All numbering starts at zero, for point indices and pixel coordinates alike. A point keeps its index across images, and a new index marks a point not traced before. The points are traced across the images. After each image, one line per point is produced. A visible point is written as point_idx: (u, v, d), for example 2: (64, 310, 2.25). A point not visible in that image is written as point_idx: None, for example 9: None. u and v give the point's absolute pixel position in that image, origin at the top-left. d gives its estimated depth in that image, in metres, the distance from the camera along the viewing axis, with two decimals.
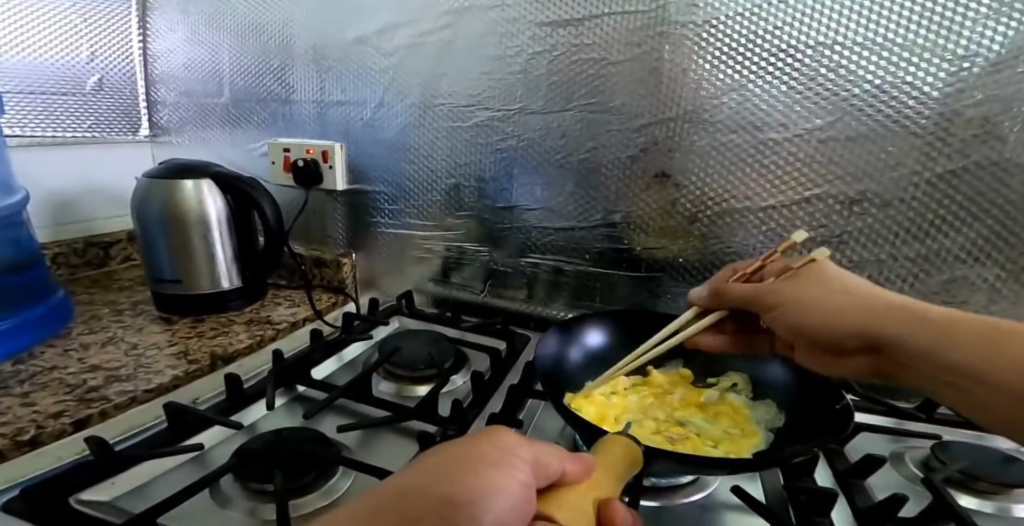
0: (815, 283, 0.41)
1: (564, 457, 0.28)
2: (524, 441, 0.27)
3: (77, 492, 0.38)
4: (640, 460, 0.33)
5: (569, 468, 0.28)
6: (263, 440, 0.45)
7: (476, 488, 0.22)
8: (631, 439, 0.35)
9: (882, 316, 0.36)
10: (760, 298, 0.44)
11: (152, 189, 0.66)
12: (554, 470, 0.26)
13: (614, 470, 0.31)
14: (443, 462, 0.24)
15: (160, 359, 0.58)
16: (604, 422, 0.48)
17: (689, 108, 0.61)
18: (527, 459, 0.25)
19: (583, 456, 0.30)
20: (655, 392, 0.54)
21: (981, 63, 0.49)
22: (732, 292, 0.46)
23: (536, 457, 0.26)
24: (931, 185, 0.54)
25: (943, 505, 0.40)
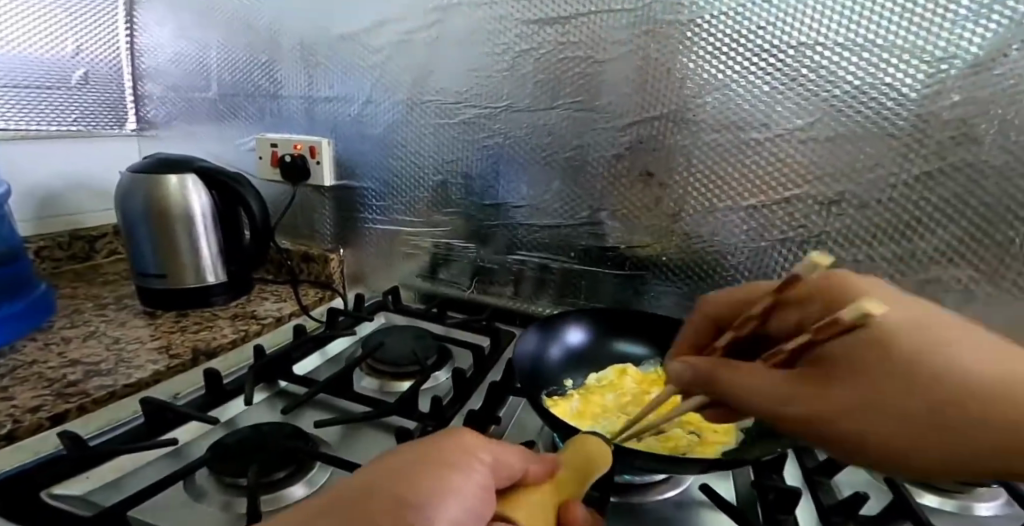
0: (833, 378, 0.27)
1: (526, 458, 0.28)
2: (486, 442, 0.27)
3: (49, 487, 0.38)
4: (607, 459, 0.33)
5: (532, 470, 0.28)
6: (240, 435, 0.45)
7: (434, 492, 0.22)
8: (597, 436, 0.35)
9: (945, 413, 0.23)
10: (800, 411, 0.27)
11: (135, 183, 0.66)
12: (514, 469, 0.27)
13: (580, 471, 0.31)
14: (403, 465, 0.24)
15: (141, 354, 0.58)
16: (575, 419, 0.49)
17: (674, 107, 0.62)
18: (489, 462, 0.26)
19: (548, 458, 0.31)
20: (634, 390, 0.54)
21: (959, 65, 0.49)
22: (747, 394, 0.29)
23: (496, 458, 0.26)
24: (909, 187, 0.54)
25: (902, 504, 0.41)
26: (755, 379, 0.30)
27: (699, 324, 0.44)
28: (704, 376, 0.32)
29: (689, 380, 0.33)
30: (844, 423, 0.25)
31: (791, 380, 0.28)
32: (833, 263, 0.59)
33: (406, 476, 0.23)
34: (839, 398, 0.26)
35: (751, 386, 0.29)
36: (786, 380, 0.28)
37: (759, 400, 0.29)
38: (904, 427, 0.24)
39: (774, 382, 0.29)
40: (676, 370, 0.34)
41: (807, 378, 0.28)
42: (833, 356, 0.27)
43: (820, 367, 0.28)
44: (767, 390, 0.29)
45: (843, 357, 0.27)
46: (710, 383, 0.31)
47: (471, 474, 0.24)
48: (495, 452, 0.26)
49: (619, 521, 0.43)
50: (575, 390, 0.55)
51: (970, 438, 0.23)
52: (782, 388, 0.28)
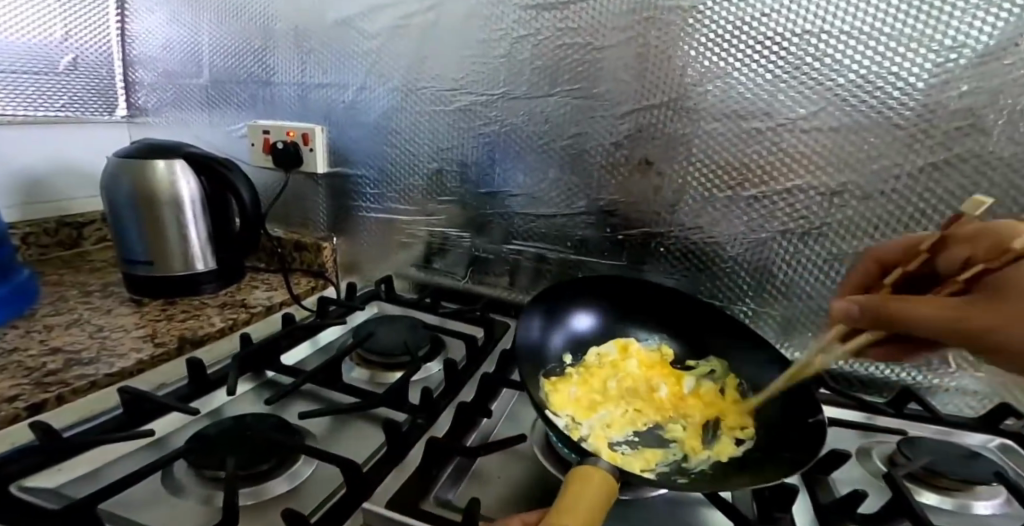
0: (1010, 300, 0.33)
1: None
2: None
3: (20, 479, 0.37)
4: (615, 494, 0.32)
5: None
6: (222, 426, 0.44)
7: None
8: (604, 476, 0.32)
9: None
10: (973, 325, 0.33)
11: (122, 167, 0.64)
12: None
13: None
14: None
15: (125, 342, 0.57)
16: (574, 405, 0.48)
17: (674, 95, 0.60)
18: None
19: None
20: (636, 373, 0.53)
21: (968, 55, 0.48)
22: (917, 319, 0.34)
23: None
24: (913, 178, 0.53)
25: (900, 502, 0.40)
26: (932, 308, 0.34)
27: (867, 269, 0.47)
28: (874, 311, 0.36)
29: (857, 316, 0.37)
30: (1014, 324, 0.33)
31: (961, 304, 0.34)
32: (833, 255, 0.58)
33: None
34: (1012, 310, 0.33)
35: (929, 313, 0.34)
36: (949, 303, 0.34)
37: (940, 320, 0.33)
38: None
39: (958, 304, 0.34)
40: (845, 308, 0.37)
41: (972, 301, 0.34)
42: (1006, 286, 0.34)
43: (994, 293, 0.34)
44: (941, 312, 0.34)
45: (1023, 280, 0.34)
46: (880, 317, 0.35)
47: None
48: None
49: (612, 518, 0.42)
50: (575, 369, 0.54)
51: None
52: (947, 314, 0.33)
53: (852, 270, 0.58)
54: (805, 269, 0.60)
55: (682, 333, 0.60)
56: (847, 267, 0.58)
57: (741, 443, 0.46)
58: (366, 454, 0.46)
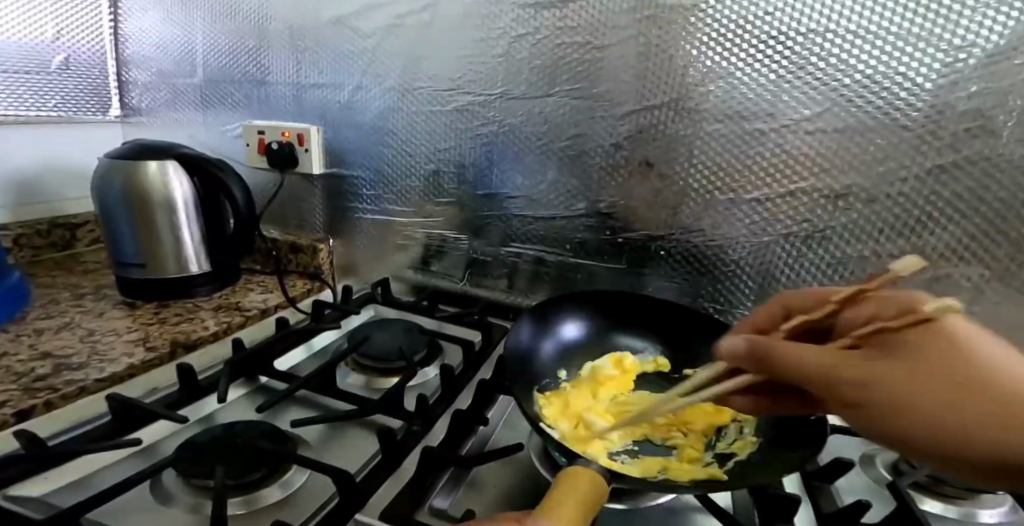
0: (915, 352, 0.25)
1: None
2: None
3: (5, 488, 0.36)
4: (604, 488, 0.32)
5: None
6: (213, 434, 0.43)
7: None
8: (593, 476, 0.32)
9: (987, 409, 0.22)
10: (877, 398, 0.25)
11: (113, 168, 0.63)
12: None
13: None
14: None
15: (117, 346, 0.56)
16: (573, 420, 0.47)
17: (676, 96, 0.59)
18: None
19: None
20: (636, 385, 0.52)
21: (978, 55, 0.47)
22: (793, 366, 0.29)
23: None
24: (919, 181, 0.52)
25: (904, 512, 0.39)
26: (815, 350, 0.29)
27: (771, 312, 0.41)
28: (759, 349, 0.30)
29: (742, 354, 0.31)
30: (896, 383, 0.25)
31: (839, 351, 0.28)
32: (837, 259, 0.57)
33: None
34: (888, 364, 0.26)
35: (804, 355, 0.29)
36: (822, 353, 0.28)
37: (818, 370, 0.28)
38: (931, 393, 0.23)
39: (855, 359, 0.27)
40: (729, 343, 0.32)
41: (857, 351, 0.28)
42: (897, 339, 0.27)
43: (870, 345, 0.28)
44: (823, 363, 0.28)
45: (912, 334, 0.26)
46: (763, 355, 0.30)
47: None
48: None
49: None
50: (570, 383, 0.53)
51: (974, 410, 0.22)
52: (827, 358, 0.28)
53: (856, 274, 0.57)
54: (808, 273, 0.59)
55: (680, 341, 0.59)
56: (851, 271, 0.57)
57: (735, 452, 0.45)
58: (359, 462, 0.45)
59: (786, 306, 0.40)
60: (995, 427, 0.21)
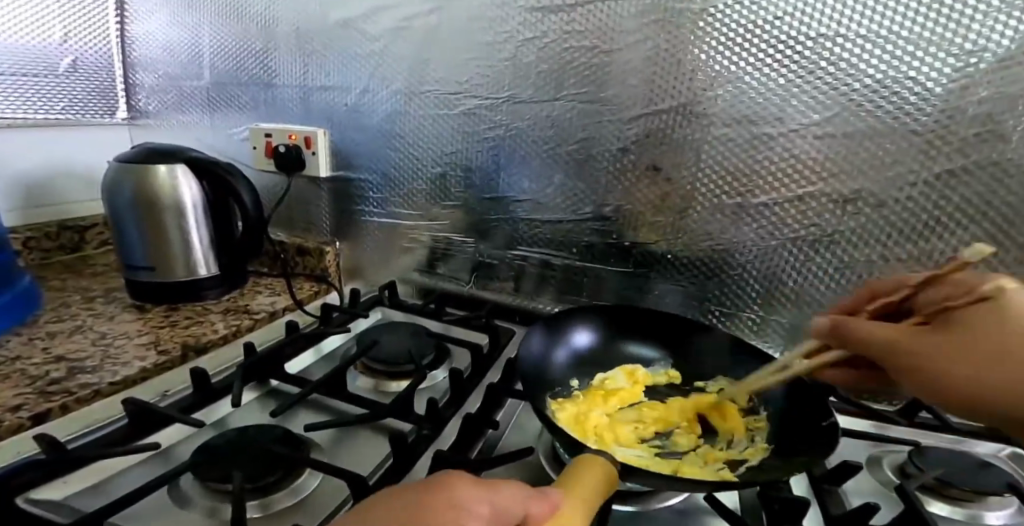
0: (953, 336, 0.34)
1: (525, 499, 0.26)
2: (484, 492, 0.25)
3: (26, 492, 0.37)
4: (616, 482, 0.31)
5: (533, 511, 0.26)
6: (227, 438, 0.43)
7: None
8: (609, 465, 0.32)
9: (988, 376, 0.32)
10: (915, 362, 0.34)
11: (122, 171, 0.64)
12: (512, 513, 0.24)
13: (588, 504, 0.28)
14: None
15: (129, 350, 0.57)
16: (594, 433, 0.46)
17: (684, 99, 0.59)
18: (484, 515, 0.24)
19: (551, 495, 0.27)
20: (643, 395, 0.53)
21: (987, 59, 0.47)
22: (852, 328, 0.38)
23: None
24: (927, 185, 0.52)
25: (912, 514, 0.39)
26: (874, 326, 0.37)
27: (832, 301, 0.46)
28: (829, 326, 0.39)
29: (824, 333, 0.40)
30: (938, 362, 0.34)
31: (909, 328, 0.36)
32: (845, 263, 0.57)
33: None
34: (935, 340, 0.34)
35: (872, 332, 0.37)
36: (904, 328, 0.36)
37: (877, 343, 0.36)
38: (978, 378, 0.32)
39: (909, 334, 0.36)
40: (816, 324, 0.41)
41: (923, 331, 0.35)
42: (958, 320, 0.35)
43: (942, 321, 0.36)
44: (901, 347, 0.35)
45: (969, 317, 0.34)
46: (841, 332, 0.39)
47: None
48: (492, 503, 0.25)
49: None
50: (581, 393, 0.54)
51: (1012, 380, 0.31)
52: (889, 333, 0.36)
53: (863, 278, 0.57)
54: (816, 277, 0.59)
55: (686, 348, 0.59)
56: (859, 275, 0.57)
57: (749, 459, 0.45)
58: (372, 465, 0.45)
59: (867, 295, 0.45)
60: (1004, 398, 0.31)
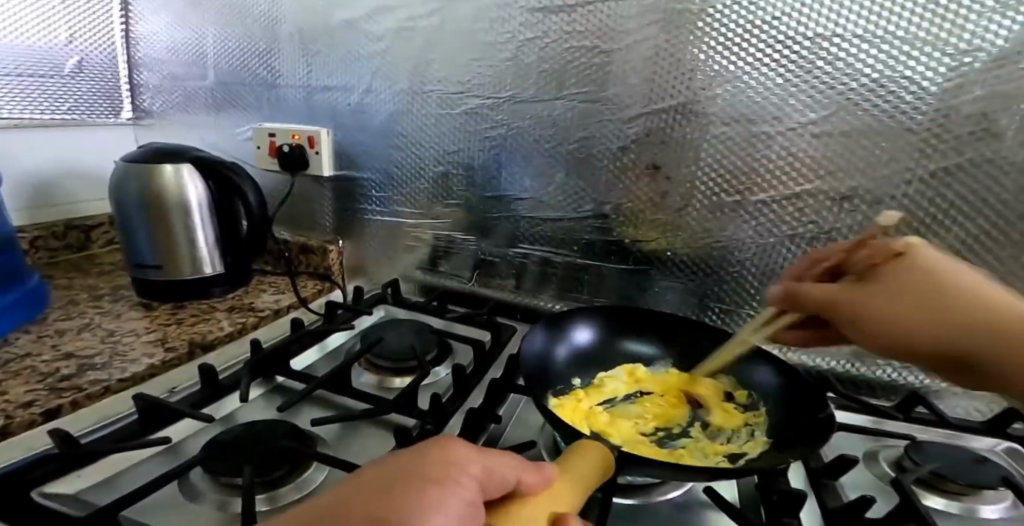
0: (908, 284, 0.36)
1: (521, 466, 0.25)
2: (475, 452, 0.23)
3: (39, 485, 0.37)
4: (609, 472, 0.32)
5: (529, 479, 0.25)
6: (235, 433, 0.44)
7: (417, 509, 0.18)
8: (604, 453, 0.33)
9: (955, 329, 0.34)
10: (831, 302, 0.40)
11: (129, 171, 0.65)
12: (511, 480, 0.23)
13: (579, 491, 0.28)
14: (378, 491, 0.20)
15: (137, 347, 0.58)
16: (593, 427, 0.47)
17: (684, 99, 0.60)
18: (478, 475, 0.21)
19: (546, 467, 0.27)
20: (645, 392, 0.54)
21: (982, 58, 0.47)
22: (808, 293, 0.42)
23: (488, 466, 0.22)
24: (923, 183, 0.52)
25: (908, 507, 0.40)
26: (818, 288, 0.41)
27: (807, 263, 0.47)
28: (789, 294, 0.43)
29: (779, 299, 0.44)
30: (864, 313, 0.38)
31: (847, 285, 0.40)
32: None
33: (378, 500, 0.19)
34: (875, 293, 0.38)
35: (818, 293, 0.41)
36: (842, 287, 0.40)
37: (859, 310, 0.38)
38: (931, 330, 0.35)
39: (853, 293, 0.39)
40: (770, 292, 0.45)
41: (863, 285, 0.39)
42: (880, 273, 0.38)
43: (870, 278, 0.39)
44: (884, 314, 0.37)
45: (912, 266, 0.37)
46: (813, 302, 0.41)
47: (452, 488, 0.20)
48: (485, 463, 0.22)
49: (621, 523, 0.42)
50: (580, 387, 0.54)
51: (955, 327, 0.34)
52: (826, 291, 0.41)
53: None
54: None
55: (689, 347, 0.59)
56: None
57: (748, 452, 0.45)
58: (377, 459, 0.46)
59: (818, 258, 0.46)
60: (1007, 349, 0.33)
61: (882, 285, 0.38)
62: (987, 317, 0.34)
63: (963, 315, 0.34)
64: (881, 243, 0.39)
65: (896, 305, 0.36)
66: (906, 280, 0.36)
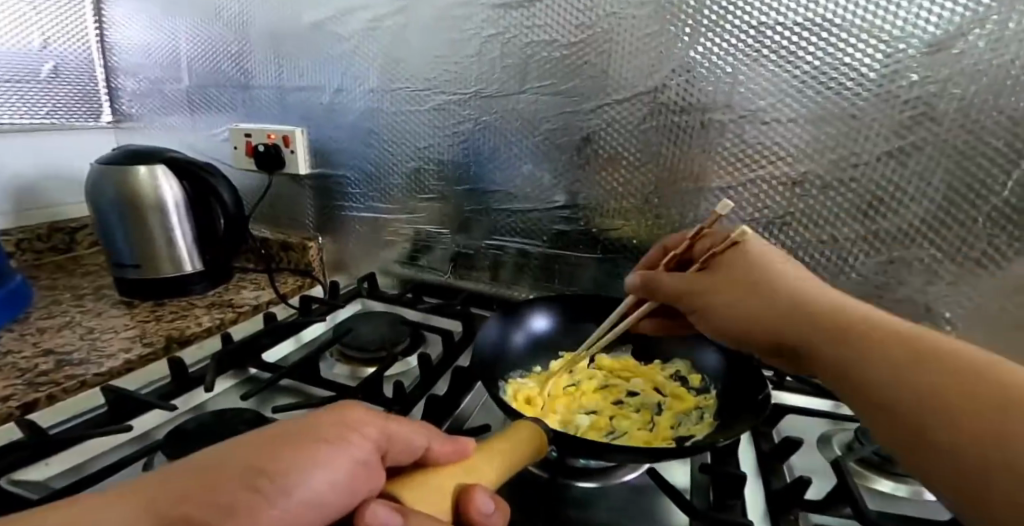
0: (740, 279, 0.42)
1: (432, 436, 0.28)
2: (380, 418, 0.27)
3: (9, 473, 0.40)
4: (542, 449, 0.34)
5: (437, 448, 0.28)
6: (201, 421, 0.46)
7: (299, 462, 0.23)
8: (535, 431, 0.35)
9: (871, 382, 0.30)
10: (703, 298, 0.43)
11: (104, 173, 0.66)
12: (412, 447, 0.27)
13: (502, 465, 0.31)
14: (279, 438, 0.24)
15: (115, 343, 0.60)
16: (540, 410, 0.49)
17: (639, 89, 0.61)
18: (374, 438, 0.25)
19: (463, 441, 0.30)
20: (601, 380, 0.55)
21: (917, 45, 0.49)
22: (667, 282, 0.46)
23: (388, 433, 0.26)
24: (871, 166, 0.54)
25: (846, 489, 0.41)
26: (671, 278, 0.46)
27: (656, 253, 0.54)
28: (643, 284, 0.48)
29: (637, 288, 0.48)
30: (829, 349, 0.33)
31: (693, 276, 0.45)
32: (798, 244, 0.59)
33: (275, 447, 0.23)
34: (719, 281, 0.43)
35: (671, 282, 0.46)
36: (697, 277, 0.45)
37: (744, 315, 0.40)
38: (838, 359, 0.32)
39: (703, 282, 0.44)
40: (630, 281, 0.48)
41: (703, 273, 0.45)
42: (723, 261, 0.44)
43: (713, 267, 0.44)
44: (833, 348, 0.33)
45: (738, 257, 0.43)
46: (647, 286, 0.47)
47: (345, 448, 0.24)
48: (385, 429, 0.26)
49: (570, 505, 0.44)
50: (536, 374, 0.56)
51: (883, 368, 0.29)
52: (752, 309, 0.39)
53: (816, 258, 0.59)
54: None
55: (649, 333, 0.61)
56: (812, 256, 0.59)
57: (693, 433, 0.47)
58: None
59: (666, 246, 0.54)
60: (880, 367, 0.30)
61: (718, 276, 0.43)
62: (929, 366, 0.28)
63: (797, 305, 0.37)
64: (719, 237, 0.47)
65: (730, 288, 0.42)
66: (734, 274, 0.42)
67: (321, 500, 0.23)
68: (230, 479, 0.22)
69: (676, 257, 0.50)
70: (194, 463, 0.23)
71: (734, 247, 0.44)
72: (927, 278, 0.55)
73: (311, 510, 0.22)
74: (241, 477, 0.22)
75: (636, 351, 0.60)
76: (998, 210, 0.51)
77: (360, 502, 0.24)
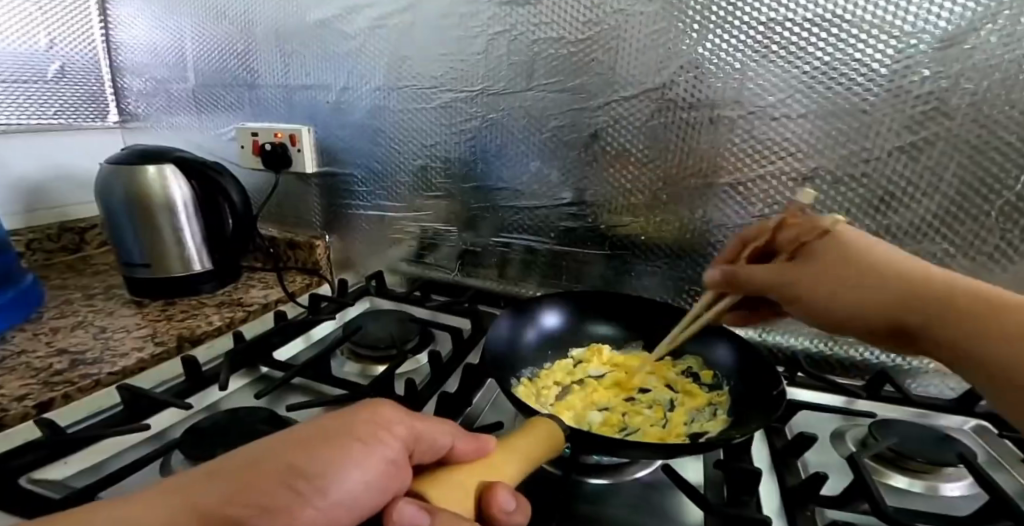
0: (838, 260, 0.40)
1: (453, 433, 0.29)
2: (407, 416, 0.27)
3: (28, 473, 0.40)
4: (560, 446, 0.34)
5: (458, 446, 0.28)
6: (216, 419, 0.46)
7: (332, 462, 0.23)
8: (552, 427, 0.35)
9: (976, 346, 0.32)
10: (795, 289, 0.42)
11: (114, 174, 0.67)
12: (435, 445, 0.27)
13: (521, 463, 0.31)
14: (312, 436, 0.24)
15: (127, 342, 0.60)
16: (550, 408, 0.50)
17: (647, 86, 0.61)
18: (402, 437, 0.26)
19: (482, 438, 0.30)
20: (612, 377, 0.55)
21: (928, 41, 0.49)
22: (753, 275, 0.45)
23: (415, 431, 0.26)
24: (882, 161, 0.54)
25: (863, 485, 0.41)
26: (761, 271, 0.44)
27: (734, 245, 0.52)
28: (729, 276, 0.47)
29: (719, 282, 0.47)
30: (931, 315, 0.35)
31: (785, 265, 0.43)
32: None
33: (309, 444, 0.24)
34: (813, 270, 0.41)
35: (761, 275, 0.44)
36: (788, 266, 0.43)
37: (841, 305, 0.39)
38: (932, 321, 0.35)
39: (803, 271, 0.41)
40: (710, 274, 0.48)
41: (794, 261, 0.43)
42: (814, 249, 0.42)
43: (805, 255, 0.42)
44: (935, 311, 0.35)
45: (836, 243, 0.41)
46: (733, 278, 0.46)
47: (377, 448, 0.24)
48: (413, 427, 0.26)
49: (585, 501, 0.44)
50: (547, 371, 0.57)
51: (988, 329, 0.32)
52: (842, 295, 0.39)
53: None
54: None
55: (660, 330, 0.61)
56: None
57: (706, 430, 0.47)
58: None
59: (743, 240, 0.51)
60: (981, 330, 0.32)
61: (815, 264, 0.41)
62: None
63: (876, 300, 0.38)
64: (810, 223, 0.44)
65: (827, 282, 0.40)
66: (831, 256, 0.40)
67: (352, 500, 0.23)
68: (267, 479, 0.22)
69: (757, 248, 0.48)
70: (236, 456, 0.24)
71: (825, 235, 0.42)
72: (938, 273, 0.55)
73: (342, 509, 0.23)
74: (278, 475, 0.22)
75: (647, 348, 0.60)
76: (1011, 204, 0.51)
77: (389, 500, 0.24)
